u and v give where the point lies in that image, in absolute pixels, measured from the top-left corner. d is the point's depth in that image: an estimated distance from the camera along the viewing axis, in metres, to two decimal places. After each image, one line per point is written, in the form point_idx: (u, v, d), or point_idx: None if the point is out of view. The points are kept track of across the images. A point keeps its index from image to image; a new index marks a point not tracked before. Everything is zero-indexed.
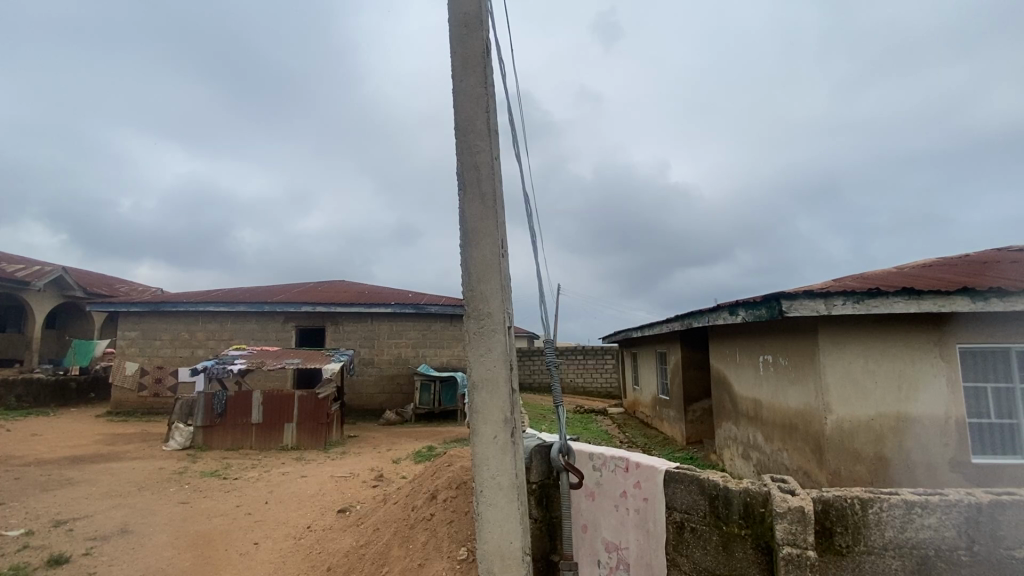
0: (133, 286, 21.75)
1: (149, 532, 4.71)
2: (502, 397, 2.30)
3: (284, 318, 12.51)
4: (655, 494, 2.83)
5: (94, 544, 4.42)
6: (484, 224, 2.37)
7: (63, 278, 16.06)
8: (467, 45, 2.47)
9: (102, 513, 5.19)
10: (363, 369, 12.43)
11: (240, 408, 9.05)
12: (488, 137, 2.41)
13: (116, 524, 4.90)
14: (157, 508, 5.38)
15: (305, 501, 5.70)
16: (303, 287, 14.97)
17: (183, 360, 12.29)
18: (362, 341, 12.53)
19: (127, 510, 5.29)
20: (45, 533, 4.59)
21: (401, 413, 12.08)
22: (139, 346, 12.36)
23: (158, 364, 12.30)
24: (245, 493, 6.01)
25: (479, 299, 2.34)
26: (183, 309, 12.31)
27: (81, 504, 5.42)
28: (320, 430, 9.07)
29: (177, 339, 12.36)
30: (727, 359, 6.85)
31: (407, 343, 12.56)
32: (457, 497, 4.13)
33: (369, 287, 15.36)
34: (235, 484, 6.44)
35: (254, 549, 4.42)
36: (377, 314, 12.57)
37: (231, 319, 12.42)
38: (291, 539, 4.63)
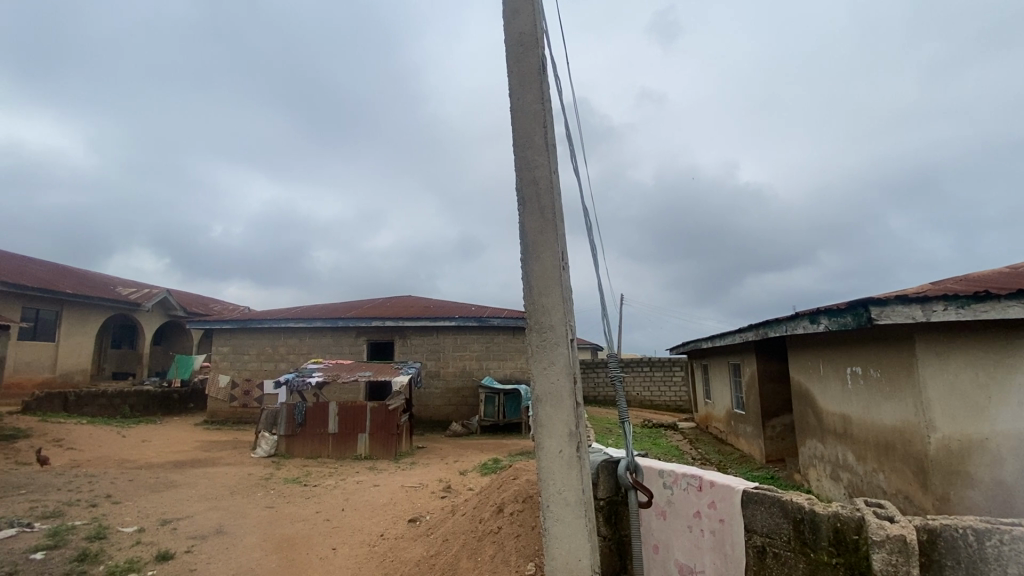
0: (225, 306, 23.84)
1: (240, 533, 5.05)
2: (567, 410, 2.28)
3: (356, 332, 13.17)
4: (732, 515, 2.67)
5: (194, 542, 4.80)
6: (544, 237, 2.38)
7: (167, 299, 17.86)
8: (524, 63, 2.51)
9: (201, 514, 5.64)
10: (429, 381, 12.76)
11: (318, 418, 9.57)
12: (546, 151, 2.44)
13: (213, 524, 5.31)
14: (247, 512, 5.79)
15: (378, 509, 5.90)
16: (373, 302, 15.68)
17: (268, 372, 13.23)
18: (428, 354, 12.91)
19: (221, 512, 5.73)
20: (154, 530, 5.05)
21: (466, 424, 12.26)
22: (230, 360, 13.44)
23: (246, 376, 13.33)
24: (324, 500, 6.33)
25: (541, 312, 2.35)
26: (267, 326, 13.29)
27: (182, 505, 5.93)
28: (391, 441, 9.39)
29: (262, 353, 13.35)
30: (809, 372, 6.39)
31: (471, 355, 12.78)
32: (524, 511, 4.11)
33: (433, 300, 15.84)
34: (314, 491, 6.80)
35: (332, 553, 4.63)
36: (441, 327, 12.92)
37: (308, 334, 13.24)
38: (366, 546, 4.80)
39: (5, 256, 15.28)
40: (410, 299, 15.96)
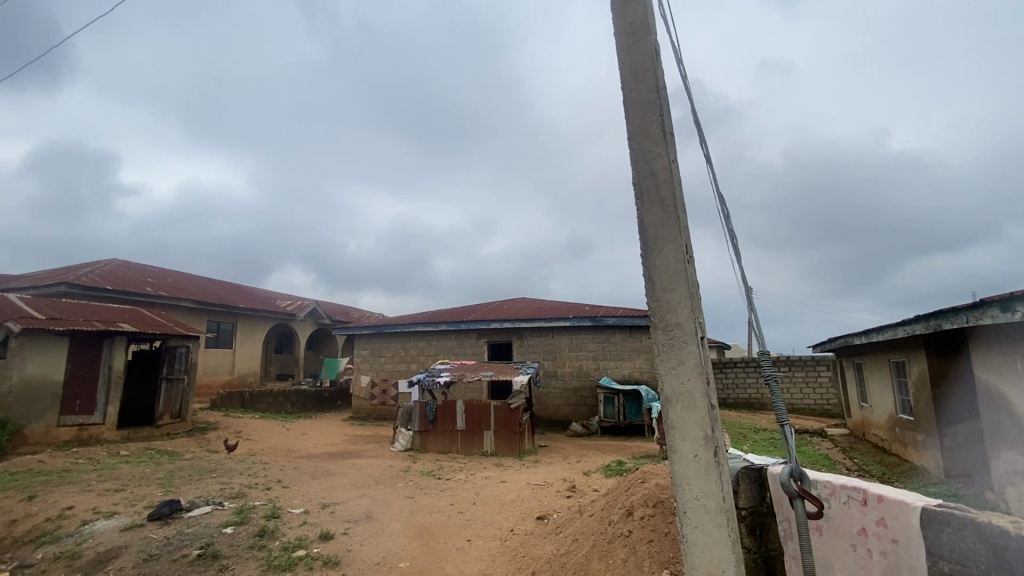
0: (362, 313, 26.48)
1: (386, 520, 5.54)
2: (701, 412, 2.17)
3: (476, 334, 13.79)
4: (909, 536, 2.31)
5: (349, 525, 5.37)
6: (665, 231, 2.29)
7: (316, 309, 20.33)
8: (636, 53, 2.44)
9: (352, 500, 6.31)
10: (548, 381, 12.92)
11: (447, 416, 10.20)
12: (664, 141, 2.34)
13: (363, 510, 5.90)
14: (391, 500, 6.36)
15: (507, 505, 6.11)
16: (490, 305, 16.31)
17: (401, 373, 14.41)
18: (545, 355, 13.07)
19: (369, 499, 6.36)
20: (316, 512, 5.74)
21: (586, 424, 12.18)
22: (369, 361, 14.89)
23: (383, 376, 14.66)
24: (456, 493, 6.72)
25: (667, 310, 2.26)
26: (398, 330, 14.50)
27: (338, 492, 6.69)
28: (514, 439, 9.66)
29: (395, 355, 14.58)
30: (1003, 371, 5.30)
31: (588, 355, 12.69)
32: (655, 516, 3.97)
33: (548, 300, 16.00)
34: (447, 484, 7.25)
35: (468, 545, 4.88)
36: (557, 328, 13.00)
37: (434, 336, 14.17)
38: (498, 540, 4.99)
39: (197, 277, 18.54)
40: (525, 301, 16.32)
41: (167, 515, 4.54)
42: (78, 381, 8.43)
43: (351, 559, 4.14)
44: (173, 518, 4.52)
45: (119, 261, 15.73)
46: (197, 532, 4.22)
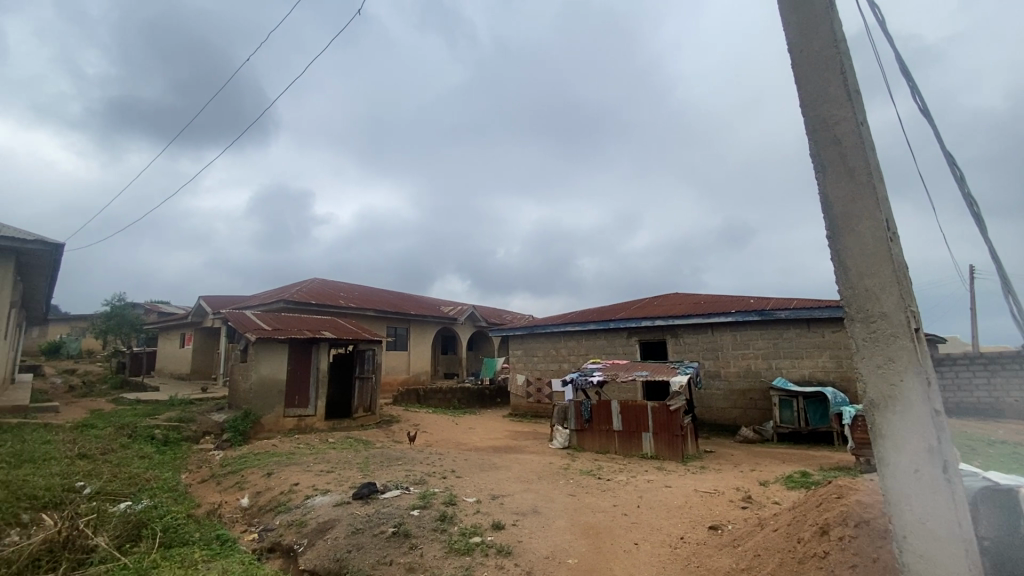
0: (514, 315, 27.73)
1: (552, 517, 5.61)
2: (917, 406, 2.07)
3: (628, 333, 13.45)
4: None
5: (518, 518, 5.54)
6: (861, 216, 2.28)
7: (473, 313, 21.86)
8: (816, 43, 2.49)
9: (519, 494, 6.59)
10: (710, 382, 12.04)
11: (603, 415, 10.11)
12: (853, 127, 2.34)
13: (529, 505, 6.08)
14: (554, 496, 6.50)
15: (673, 511, 5.83)
16: (640, 302, 15.78)
17: (554, 372, 14.72)
18: (705, 353, 12.20)
19: (534, 494, 6.58)
20: (487, 503, 6.07)
21: (759, 430, 11.02)
22: (523, 361, 15.52)
23: (537, 375, 15.13)
24: (619, 494, 6.61)
25: (867, 298, 2.20)
26: (550, 330, 14.85)
27: (505, 485, 7.07)
28: (676, 442, 9.17)
29: (548, 355, 14.95)
30: None
31: (756, 354, 11.51)
32: (859, 537, 3.42)
33: (704, 295, 14.92)
34: (608, 484, 7.17)
35: (635, 548, 4.76)
36: (717, 324, 12.06)
37: (584, 336, 14.20)
38: (668, 547, 4.77)
39: (375, 289, 21.30)
40: (678, 296, 15.44)
41: (366, 495, 5.27)
42: (296, 379, 10.28)
43: (521, 550, 4.32)
44: (371, 498, 5.23)
45: (318, 279, 18.80)
46: (390, 512, 4.80)
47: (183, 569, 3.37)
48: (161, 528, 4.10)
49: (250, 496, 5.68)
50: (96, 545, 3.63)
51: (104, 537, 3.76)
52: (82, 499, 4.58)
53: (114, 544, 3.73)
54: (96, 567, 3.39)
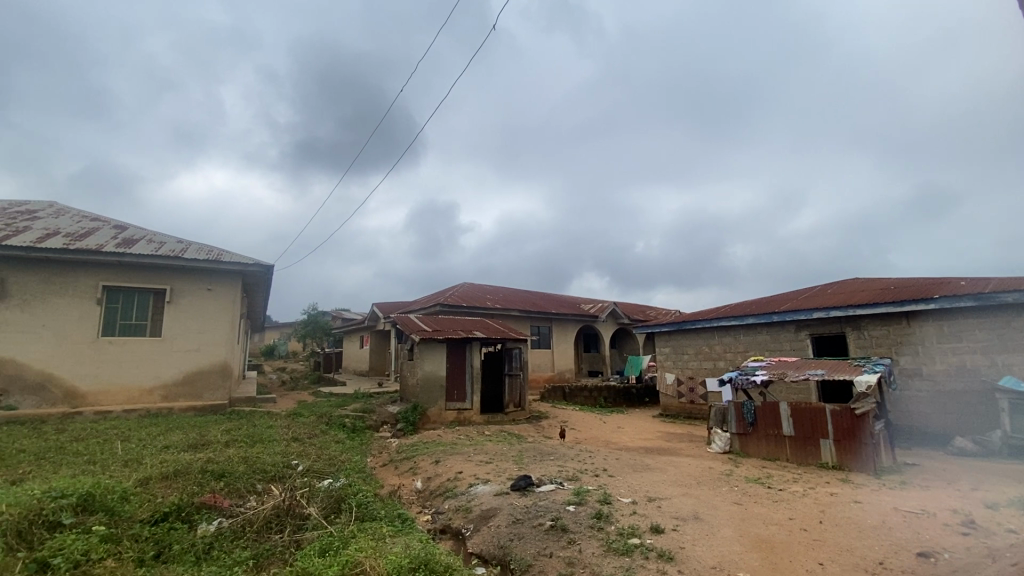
0: (660, 311, 26.58)
1: (716, 524, 5.17)
2: None
3: (795, 327, 11.98)
4: None
5: (678, 522, 5.14)
6: None
7: (617, 310, 21.48)
8: None
9: (677, 498, 6.26)
10: (908, 382, 10.12)
11: (769, 418, 9.16)
12: None
13: (690, 510, 5.69)
14: (717, 503, 6.05)
15: (867, 531, 5.02)
16: (809, 291, 13.95)
17: (708, 371, 13.76)
18: (899, 348, 10.31)
19: (694, 499, 6.20)
20: (644, 504, 5.83)
21: (983, 442, 8.92)
22: (673, 359, 14.80)
23: (689, 374, 14.28)
24: (795, 507, 5.90)
25: None
26: (701, 326, 13.94)
27: (661, 487, 6.79)
28: (865, 452, 7.88)
29: (700, 352, 14.03)
30: None
31: (973, 348, 9.38)
32: None
33: (894, 280, 12.62)
34: (781, 495, 6.44)
35: (820, 569, 4.20)
36: (915, 313, 10.11)
37: (742, 331, 13.02)
38: (863, 572, 4.12)
39: (519, 291, 22.18)
40: (859, 283, 13.30)
41: (524, 488, 5.50)
42: (454, 376, 11.17)
43: (684, 557, 4.11)
44: (528, 491, 5.44)
45: (467, 284, 20.19)
46: (547, 505, 4.94)
47: (374, 540, 3.87)
48: (355, 502, 4.77)
49: (422, 480, 6.31)
50: (309, 513, 4.38)
51: (315, 508, 4.50)
52: (297, 474, 5.55)
53: (322, 514, 4.44)
54: (311, 531, 4.08)
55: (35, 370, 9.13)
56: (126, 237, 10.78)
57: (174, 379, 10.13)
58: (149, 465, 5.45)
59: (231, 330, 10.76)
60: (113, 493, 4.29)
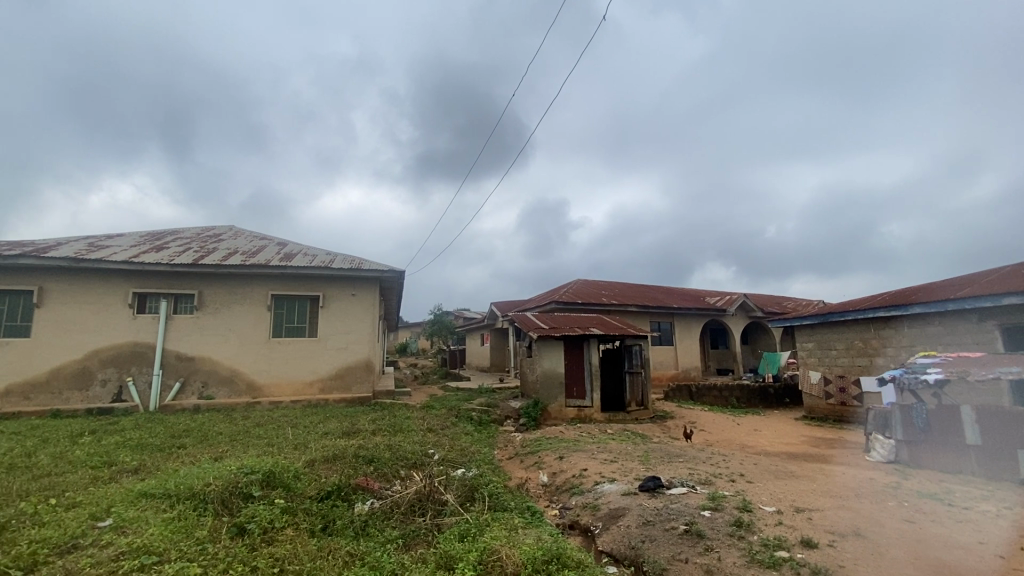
0: (799, 302, 23.96)
1: (883, 543, 4.50)
2: None
3: (980, 316, 10.00)
4: None
5: (835, 538, 4.57)
6: None
7: (747, 303, 19.81)
8: None
9: (831, 510, 5.57)
10: None
11: (947, 424, 7.77)
12: None
13: (848, 525, 5.03)
14: (882, 520, 5.27)
15: None
16: (998, 272, 11.55)
17: (862, 369, 12.08)
18: None
19: (852, 513, 5.47)
20: (791, 514, 5.28)
21: None
22: (818, 356, 13.26)
23: (839, 372, 12.67)
24: (990, 531, 4.92)
25: None
26: (851, 318, 12.30)
27: (810, 497, 6.10)
28: None
29: (852, 348, 12.38)
30: None
31: None
32: None
33: None
34: (968, 515, 5.42)
35: None
36: None
37: (905, 323, 11.22)
38: None
39: (636, 285, 21.51)
40: None
41: (653, 489, 5.32)
42: (573, 373, 11.20)
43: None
44: (658, 492, 5.26)
45: (582, 280, 20.11)
46: (679, 509, 4.73)
47: (507, 530, 4.03)
48: (487, 493, 5.00)
49: (548, 475, 6.43)
50: (447, 500, 4.69)
51: (452, 495, 4.81)
52: (434, 463, 5.99)
53: (458, 502, 4.74)
54: (450, 517, 4.37)
55: (227, 366, 11.01)
56: (287, 252, 12.52)
57: (328, 374, 11.52)
58: (314, 449, 6.28)
59: (371, 330, 11.93)
60: (289, 471, 5.02)
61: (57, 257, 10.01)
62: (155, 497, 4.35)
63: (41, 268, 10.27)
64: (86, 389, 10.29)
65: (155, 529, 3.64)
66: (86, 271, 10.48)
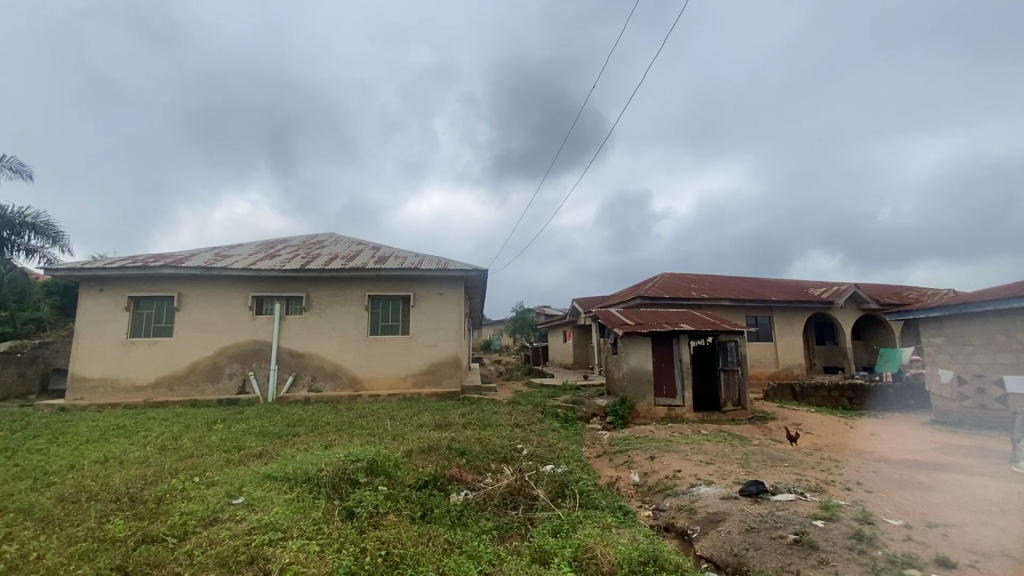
0: (922, 292, 21.24)
1: None
2: None
3: None
4: None
5: (979, 559, 3.98)
6: None
7: (858, 294, 17.93)
8: None
9: (972, 527, 4.86)
10: None
11: None
12: None
13: (995, 545, 4.36)
14: None
15: None
16: None
17: (1008, 367, 10.44)
18: None
19: (1000, 533, 4.73)
20: (921, 530, 4.70)
21: None
22: (949, 352, 11.67)
23: (977, 371, 11.05)
24: None
25: None
26: (992, 308, 10.67)
27: (945, 512, 5.38)
28: None
29: (993, 343, 10.75)
30: None
31: None
32: None
33: None
34: None
35: None
36: None
37: None
38: None
39: (728, 278, 20.27)
40: None
41: (756, 494, 4.99)
42: (662, 371, 10.80)
43: None
44: (761, 498, 4.92)
45: (669, 274, 19.34)
46: (788, 517, 4.39)
47: (600, 528, 3.99)
48: (578, 489, 4.98)
49: (639, 475, 6.27)
50: (538, 495, 4.74)
51: (542, 490, 4.86)
52: (523, 458, 6.08)
53: (549, 498, 4.77)
54: (542, 512, 4.42)
55: (332, 362, 11.95)
56: (379, 255, 13.34)
57: (420, 369, 12.10)
58: (410, 440, 6.64)
59: (458, 328, 12.34)
60: (389, 461, 5.36)
61: (192, 266, 11.46)
62: (277, 480, 4.84)
63: (180, 277, 11.81)
64: (217, 382, 11.67)
65: (278, 508, 4.06)
66: (214, 278, 11.88)
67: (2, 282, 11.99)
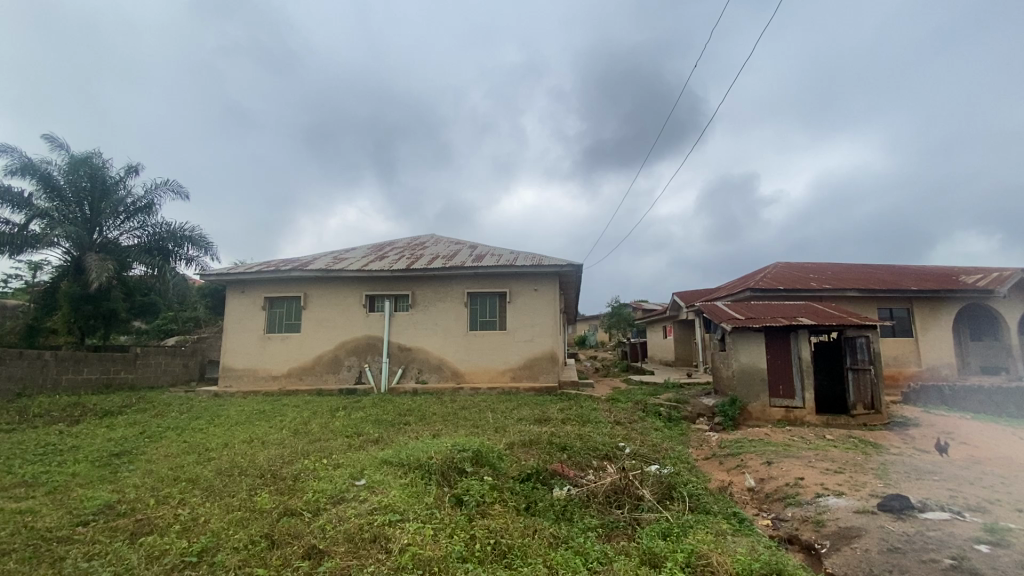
0: None
1: None
2: None
3: None
4: None
5: None
6: None
7: None
8: None
9: None
10: None
11: None
12: None
13: None
14: None
15: None
16: None
17: None
18: None
19: None
20: None
21: None
22: None
23: None
24: None
25: None
26: None
27: None
28: None
29: None
30: None
31: None
32: None
33: None
34: None
35: None
36: None
37: None
38: None
39: (855, 266, 18.10)
40: None
41: (899, 510, 4.41)
42: (777, 369, 9.92)
43: None
44: (906, 514, 4.33)
45: (782, 264, 17.75)
46: (940, 538, 3.83)
47: (714, 535, 3.77)
48: (687, 492, 4.76)
49: (755, 480, 5.84)
50: (644, 496, 4.61)
51: (648, 491, 4.70)
52: (626, 456, 5.94)
53: (656, 499, 4.62)
54: (649, 513, 4.29)
55: (436, 356, 12.59)
56: (477, 253, 13.79)
57: (518, 364, 12.34)
58: (512, 433, 6.80)
59: (555, 323, 12.36)
60: (494, 452, 5.51)
61: (314, 269, 12.71)
62: (393, 464, 5.22)
63: (304, 279, 13.15)
64: (337, 373, 12.84)
65: (396, 491, 4.36)
66: (332, 279, 13.06)
67: (169, 287, 14.26)
